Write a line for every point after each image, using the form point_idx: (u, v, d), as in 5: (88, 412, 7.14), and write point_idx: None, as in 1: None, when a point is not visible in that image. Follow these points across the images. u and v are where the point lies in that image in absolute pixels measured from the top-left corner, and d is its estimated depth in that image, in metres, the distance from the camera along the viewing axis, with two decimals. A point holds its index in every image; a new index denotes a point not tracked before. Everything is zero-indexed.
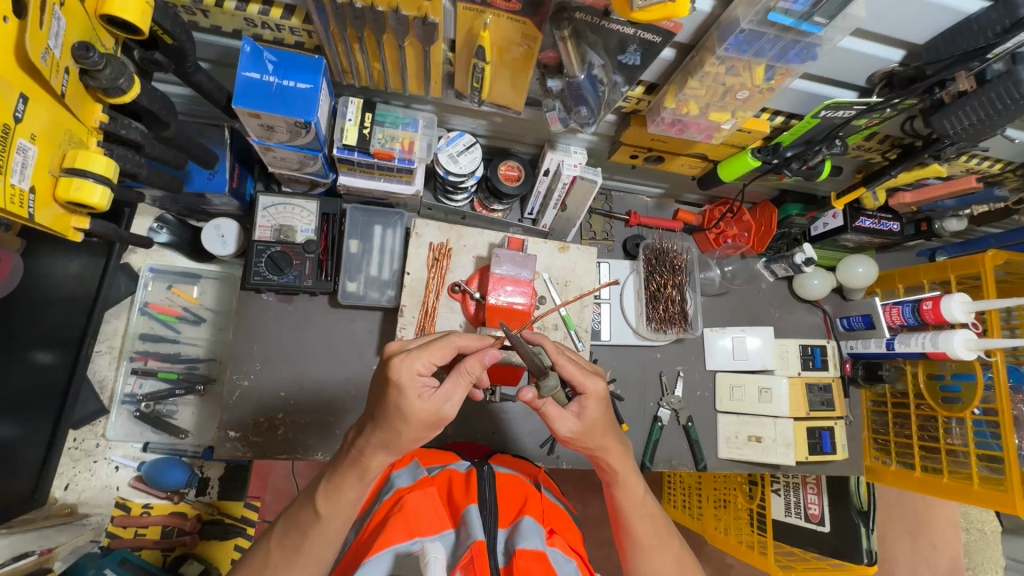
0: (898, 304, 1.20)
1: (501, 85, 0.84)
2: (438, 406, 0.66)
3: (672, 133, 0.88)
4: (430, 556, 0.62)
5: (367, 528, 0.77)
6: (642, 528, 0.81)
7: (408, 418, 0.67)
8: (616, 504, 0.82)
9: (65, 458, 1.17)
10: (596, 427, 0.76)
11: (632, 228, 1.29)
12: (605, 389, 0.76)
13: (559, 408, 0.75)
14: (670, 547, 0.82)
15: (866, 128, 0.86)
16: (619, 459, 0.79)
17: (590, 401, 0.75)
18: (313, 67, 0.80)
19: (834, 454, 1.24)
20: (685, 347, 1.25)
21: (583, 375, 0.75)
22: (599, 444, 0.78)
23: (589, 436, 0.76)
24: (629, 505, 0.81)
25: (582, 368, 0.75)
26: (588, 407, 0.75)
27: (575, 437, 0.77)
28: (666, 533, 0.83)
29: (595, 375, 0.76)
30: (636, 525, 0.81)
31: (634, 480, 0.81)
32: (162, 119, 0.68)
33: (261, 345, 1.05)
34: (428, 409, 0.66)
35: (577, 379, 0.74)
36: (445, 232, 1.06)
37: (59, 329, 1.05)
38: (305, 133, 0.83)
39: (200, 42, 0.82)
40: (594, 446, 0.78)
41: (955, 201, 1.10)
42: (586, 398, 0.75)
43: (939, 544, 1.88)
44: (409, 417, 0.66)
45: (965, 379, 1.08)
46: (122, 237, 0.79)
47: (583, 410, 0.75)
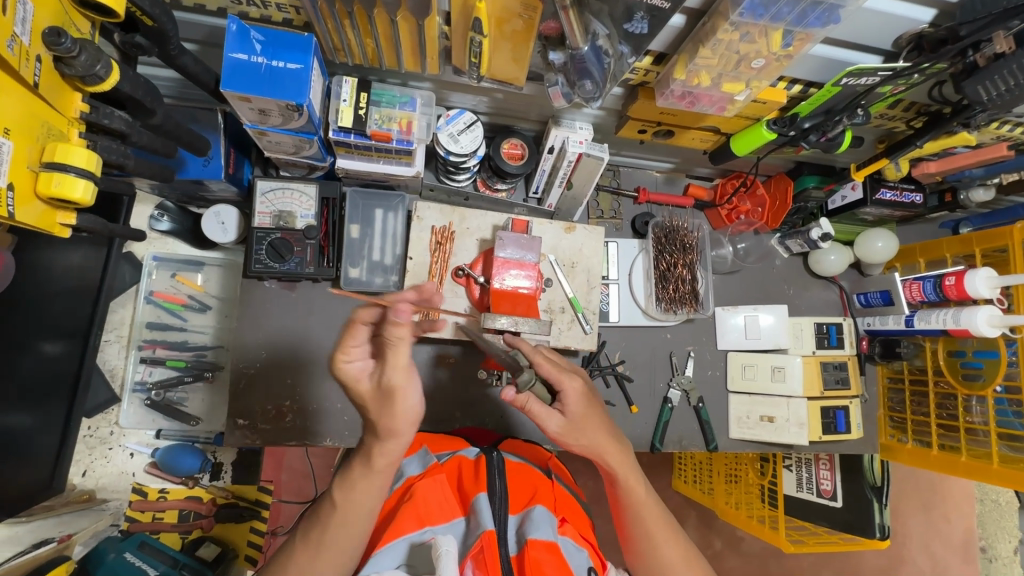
0: (919, 279, 1.16)
1: (501, 57, 0.80)
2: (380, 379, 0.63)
3: (682, 106, 0.83)
4: (441, 548, 0.62)
5: (382, 514, 0.78)
6: (647, 524, 0.80)
7: (374, 403, 0.65)
8: (621, 501, 0.81)
9: (81, 446, 1.19)
10: (585, 421, 0.77)
11: (641, 206, 1.25)
12: (583, 385, 0.77)
13: (544, 406, 0.75)
14: (676, 540, 0.81)
15: (892, 95, 0.81)
16: (618, 457, 0.79)
17: (570, 396, 0.75)
18: (304, 46, 0.76)
19: (848, 433, 1.22)
20: (696, 327, 1.23)
21: (559, 372, 0.75)
22: (593, 441, 0.78)
23: (578, 432, 0.77)
24: (633, 501, 0.80)
25: (554, 365, 0.76)
26: (570, 402, 0.75)
27: (566, 435, 0.77)
28: (671, 527, 0.82)
29: (570, 372, 0.76)
30: (643, 521, 0.80)
31: (636, 478, 0.81)
32: (148, 106, 0.66)
33: (265, 332, 1.04)
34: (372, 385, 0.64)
35: (554, 375, 0.75)
36: (447, 215, 1.03)
37: (64, 321, 1.05)
38: (298, 116, 0.80)
39: (184, 22, 0.78)
40: (591, 443, 0.78)
41: (983, 170, 1.03)
42: (565, 394, 0.75)
43: (953, 517, 1.86)
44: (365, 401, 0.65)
45: (988, 357, 1.06)
46: (116, 232, 0.76)
47: (570, 403, 0.75)
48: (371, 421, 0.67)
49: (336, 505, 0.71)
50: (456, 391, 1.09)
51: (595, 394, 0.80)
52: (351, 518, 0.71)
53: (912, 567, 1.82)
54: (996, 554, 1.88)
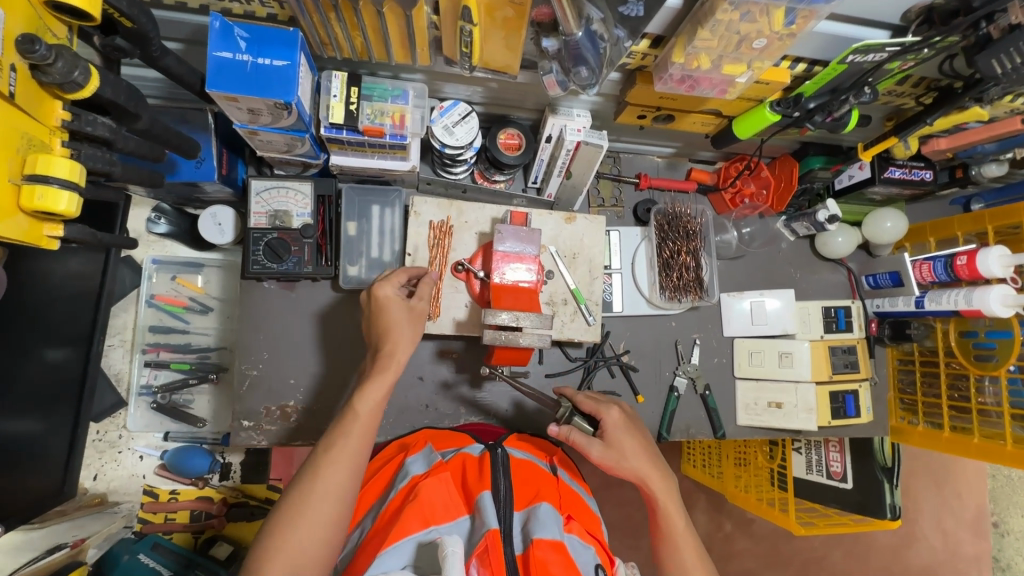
0: (929, 259, 1.14)
1: (493, 45, 0.77)
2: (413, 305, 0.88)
3: (681, 90, 0.81)
4: (447, 549, 0.62)
5: (384, 515, 0.76)
6: (681, 554, 0.80)
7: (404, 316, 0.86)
8: (659, 525, 0.83)
9: (92, 450, 1.20)
10: (625, 445, 0.84)
11: (642, 192, 1.22)
12: (621, 416, 0.88)
13: (586, 436, 0.86)
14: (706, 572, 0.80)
15: (901, 71, 0.78)
16: (660, 483, 0.83)
17: (610, 425, 0.86)
18: (289, 41, 0.74)
19: (858, 417, 1.21)
20: (701, 314, 1.21)
21: (597, 404, 0.89)
22: (637, 467, 0.84)
23: (620, 461, 0.83)
24: (671, 530, 0.82)
25: (597, 403, 0.90)
26: (611, 431, 0.86)
27: (609, 463, 0.84)
28: (701, 558, 0.81)
29: (611, 406, 0.89)
30: (677, 548, 0.81)
31: (674, 505, 0.83)
32: (132, 111, 0.64)
33: (267, 333, 1.04)
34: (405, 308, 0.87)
35: (593, 407, 0.89)
36: (444, 209, 1.02)
37: (66, 327, 1.04)
38: (288, 115, 0.79)
39: (165, 21, 0.76)
40: (636, 468, 0.84)
41: (996, 145, 0.99)
42: (605, 422, 0.87)
43: (965, 494, 1.85)
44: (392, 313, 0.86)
45: (1001, 337, 1.03)
46: (106, 241, 0.75)
47: (610, 430, 0.86)
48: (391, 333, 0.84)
49: (333, 437, 0.76)
50: (460, 386, 1.09)
51: (639, 429, 0.89)
52: (349, 443, 0.75)
53: (923, 544, 1.82)
54: (1009, 529, 1.88)
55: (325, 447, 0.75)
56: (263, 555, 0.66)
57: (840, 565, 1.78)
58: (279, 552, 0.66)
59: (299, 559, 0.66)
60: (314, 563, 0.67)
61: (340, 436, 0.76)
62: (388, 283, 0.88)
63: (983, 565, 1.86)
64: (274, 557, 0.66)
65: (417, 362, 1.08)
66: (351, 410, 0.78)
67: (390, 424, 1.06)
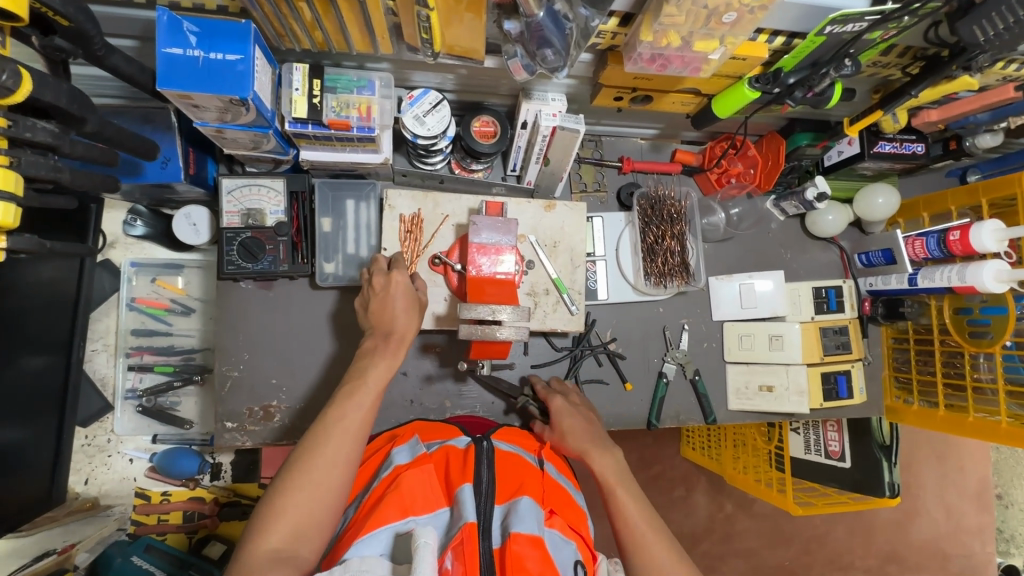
0: (922, 235, 1.10)
1: (455, 30, 0.74)
2: (418, 294, 0.90)
3: (653, 70, 0.77)
4: (420, 540, 0.57)
5: (364, 506, 0.72)
6: (630, 522, 0.78)
7: (411, 304, 0.87)
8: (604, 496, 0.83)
9: (81, 455, 1.21)
10: (565, 425, 0.93)
11: (626, 176, 1.19)
12: (562, 403, 0.96)
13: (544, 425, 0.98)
14: (663, 537, 0.77)
15: (882, 42, 0.75)
16: (596, 454, 0.87)
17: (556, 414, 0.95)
18: (242, 34, 0.71)
19: (850, 398, 1.19)
20: (688, 299, 1.19)
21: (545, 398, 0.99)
22: (578, 446, 0.90)
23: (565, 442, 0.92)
24: (617, 500, 0.81)
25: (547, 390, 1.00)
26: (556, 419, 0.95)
27: (559, 445, 0.93)
28: (654, 521, 0.79)
29: (556, 394, 0.99)
30: (625, 514, 0.79)
31: (613, 472, 0.85)
32: (77, 115, 0.63)
33: (246, 334, 1.03)
34: (412, 296, 0.88)
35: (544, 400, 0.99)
36: (419, 201, 0.99)
37: (45, 334, 1.04)
38: (246, 111, 0.76)
39: (111, 18, 0.73)
40: (573, 448, 0.91)
41: (989, 115, 0.95)
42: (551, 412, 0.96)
43: (968, 467, 1.84)
44: (399, 300, 0.87)
45: (996, 313, 1.01)
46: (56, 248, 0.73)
47: (555, 414, 0.95)
48: (399, 322, 0.85)
49: (342, 407, 0.77)
50: (445, 380, 1.08)
51: (590, 417, 0.95)
52: (358, 414, 0.77)
53: (925, 518, 1.81)
54: (1012, 500, 1.87)
55: (335, 416, 0.76)
56: (270, 512, 0.68)
57: (843, 542, 1.77)
58: (286, 511, 0.68)
59: (305, 516, 0.68)
60: (318, 523, 0.69)
61: (349, 408, 0.77)
62: (402, 268, 0.89)
63: (987, 537, 1.85)
64: (281, 514, 0.68)
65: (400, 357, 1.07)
66: (362, 375, 0.81)
67: (375, 420, 1.06)
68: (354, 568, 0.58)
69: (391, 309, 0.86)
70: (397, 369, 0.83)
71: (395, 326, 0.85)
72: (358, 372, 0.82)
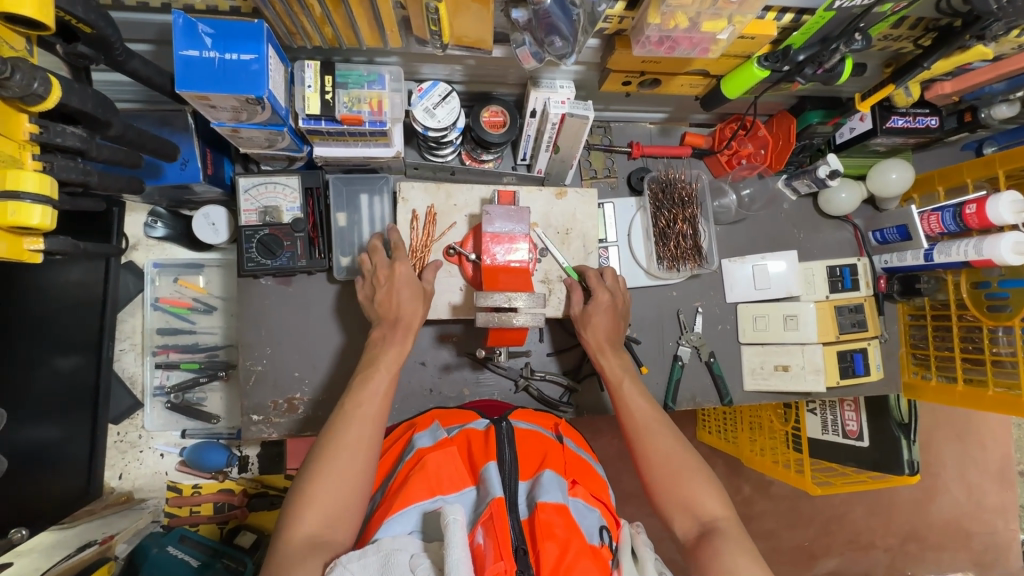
0: (937, 210, 1.09)
1: (462, 21, 0.75)
2: (421, 282, 0.92)
3: (661, 53, 0.78)
4: (449, 517, 0.59)
5: (392, 489, 0.74)
6: (636, 418, 0.87)
7: (412, 292, 0.90)
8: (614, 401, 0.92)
9: (114, 451, 1.26)
10: (595, 321, 0.98)
11: (636, 160, 1.19)
12: (610, 301, 0.98)
13: (579, 297, 1.00)
14: (670, 433, 0.85)
15: (894, 14, 0.74)
16: (607, 354, 0.97)
17: (597, 305, 0.98)
18: (255, 34, 0.73)
19: (867, 375, 1.19)
20: (702, 282, 1.19)
21: (596, 285, 0.99)
22: (597, 340, 0.98)
23: (588, 325, 0.98)
24: (625, 401, 0.90)
25: (603, 281, 1.00)
26: (593, 305, 0.98)
27: (580, 324, 0.99)
28: (662, 420, 0.87)
29: (607, 290, 0.99)
30: (633, 415, 0.88)
31: (621, 372, 0.94)
32: (103, 119, 0.65)
33: (268, 329, 1.05)
34: (414, 285, 0.90)
35: (593, 285, 0.99)
36: (431, 194, 1.01)
37: (74, 335, 1.08)
38: (262, 110, 0.78)
39: (127, 23, 0.75)
40: (590, 341, 0.98)
41: (1005, 84, 0.94)
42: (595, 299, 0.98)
43: (990, 444, 1.82)
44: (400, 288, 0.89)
45: (1015, 286, 1.01)
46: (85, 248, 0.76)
47: (593, 306, 0.98)
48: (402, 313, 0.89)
49: (359, 389, 0.82)
50: (462, 368, 1.10)
51: (619, 323, 0.99)
52: (374, 399, 0.81)
53: (947, 496, 1.81)
54: None
55: (353, 403, 0.80)
56: (302, 499, 0.70)
57: (864, 521, 1.78)
58: (316, 496, 0.70)
59: (333, 503, 0.70)
60: (350, 508, 0.71)
61: (365, 395, 0.81)
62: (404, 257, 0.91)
63: (1010, 515, 1.84)
64: (313, 501, 0.70)
65: (418, 347, 1.09)
66: (374, 362, 0.85)
67: (395, 409, 1.08)
68: (388, 546, 0.60)
69: (395, 299, 0.89)
70: (407, 354, 0.88)
71: (399, 317, 0.89)
72: (371, 360, 0.87)
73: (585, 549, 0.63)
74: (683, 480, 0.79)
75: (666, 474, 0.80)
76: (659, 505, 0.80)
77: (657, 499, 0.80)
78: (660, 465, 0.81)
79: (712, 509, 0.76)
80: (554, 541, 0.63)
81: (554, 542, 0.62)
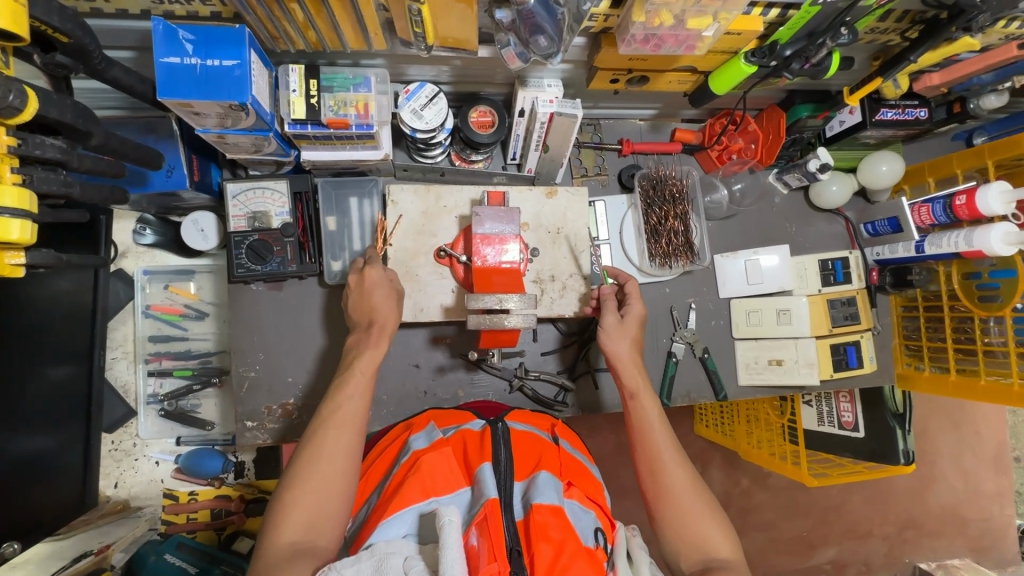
0: (927, 202, 1.09)
1: (444, 21, 0.74)
2: (389, 280, 0.91)
3: (647, 51, 0.77)
4: (444, 518, 0.59)
5: (387, 491, 0.74)
6: (654, 447, 0.84)
7: (381, 292, 0.89)
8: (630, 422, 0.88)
9: (109, 460, 1.26)
10: (630, 333, 0.93)
11: (626, 158, 1.19)
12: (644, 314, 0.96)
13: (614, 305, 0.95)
14: (685, 466, 0.82)
15: (879, 8, 0.74)
16: (632, 372, 0.90)
17: (634, 315, 0.95)
18: (237, 39, 0.72)
19: (860, 368, 1.19)
20: (694, 278, 1.19)
21: (636, 296, 0.97)
22: (625, 352, 0.92)
23: (623, 336, 0.92)
24: (644, 425, 0.86)
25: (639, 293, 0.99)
26: (631, 314, 0.95)
27: (611, 333, 0.92)
28: (679, 451, 0.84)
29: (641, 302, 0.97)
30: (651, 441, 0.84)
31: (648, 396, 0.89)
32: (82, 129, 0.65)
33: (260, 335, 1.05)
34: (383, 284, 0.90)
35: (633, 296, 0.97)
36: (421, 197, 1.00)
37: (67, 343, 1.08)
38: (246, 116, 0.78)
39: (107, 30, 0.74)
40: (618, 351, 0.91)
41: (993, 75, 0.94)
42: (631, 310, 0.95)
43: (986, 433, 1.83)
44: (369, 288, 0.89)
45: (1005, 276, 1.01)
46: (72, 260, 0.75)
47: (630, 316, 0.95)
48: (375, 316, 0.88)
49: (343, 390, 0.81)
50: (456, 370, 1.09)
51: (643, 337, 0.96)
52: (352, 402, 0.80)
53: (944, 484, 1.82)
54: None
55: (330, 408, 0.79)
56: (282, 507, 0.70)
57: (861, 511, 1.79)
58: (297, 502, 0.70)
59: (315, 507, 0.70)
60: (332, 513, 0.71)
61: (341, 398, 0.80)
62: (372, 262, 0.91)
63: (1006, 501, 1.86)
64: (293, 507, 0.70)
65: (411, 350, 1.09)
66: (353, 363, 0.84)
67: (390, 412, 1.08)
68: (381, 551, 0.60)
69: (367, 300, 0.89)
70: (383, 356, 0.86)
71: (373, 320, 0.87)
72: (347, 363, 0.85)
73: (579, 550, 0.63)
74: (695, 519, 0.77)
75: (679, 509, 0.78)
76: (664, 538, 0.78)
77: (661, 532, 0.79)
78: (673, 501, 0.79)
79: (723, 550, 0.75)
80: (549, 543, 0.62)
81: (548, 544, 0.62)
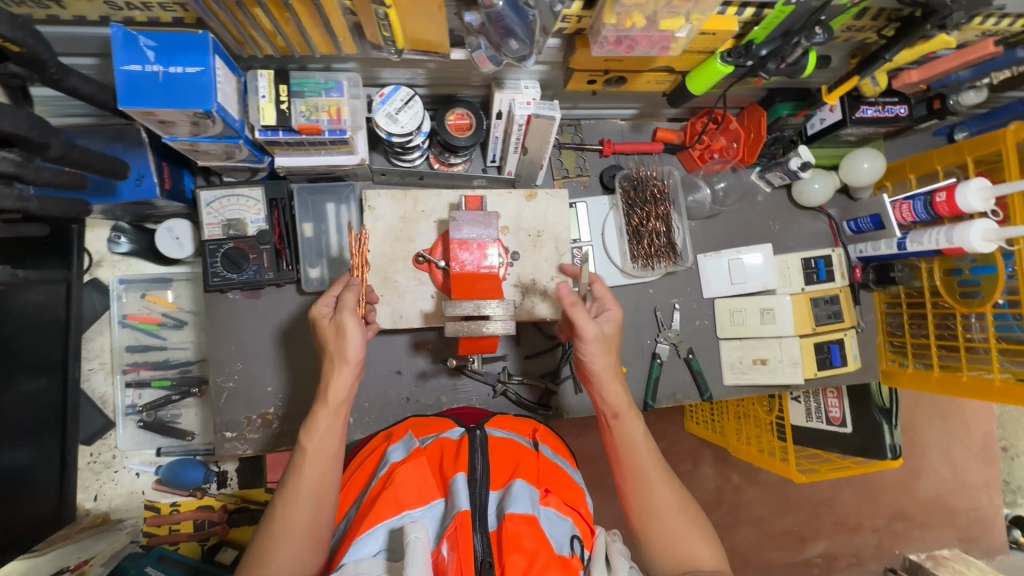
0: (909, 199, 1.09)
1: (413, 24, 0.72)
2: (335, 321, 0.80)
3: (620, 52, 0.76)
4: (411, 535, 0.58)
5: (363, 505, 0.73)
6: (639, 465, 0.81)
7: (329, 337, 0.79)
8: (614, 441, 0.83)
9: (88, 472, 1.24)
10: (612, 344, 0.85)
11: (608, 158, 1.18)
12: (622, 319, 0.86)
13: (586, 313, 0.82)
14: (669, 482, 0.81)
15: (854, 6, 0.73)
16: (615, 389, 0.83)
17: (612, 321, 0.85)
18: (200, 45, 0.70)
19: (844, 365, 1.19)
20: (678, 278, 1.18)
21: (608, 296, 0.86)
22: (603, 368, 0.84)
23: (604, 349, 0.84)
24: (630, 444, 0.82)
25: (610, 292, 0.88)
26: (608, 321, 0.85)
27: (591, 347, 0.82)
28: (664, 467, 0.82)
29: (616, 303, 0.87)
30: (636, 460, 0.81)
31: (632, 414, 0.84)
32: (39, 141, 0.63)
33: (237, 344, 1.03)
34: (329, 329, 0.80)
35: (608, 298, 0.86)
36: (399, 202, 0.99)
37: (40, 356, 1.06)
38: (213, 123, 0.76)
39: (67, 37, 0.72)
40: (596, 367, 0.84)
41: (971, 71, 0.93)
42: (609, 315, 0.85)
43: (973, 424, 1.85)
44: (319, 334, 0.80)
45: (986, 272, 1.01)
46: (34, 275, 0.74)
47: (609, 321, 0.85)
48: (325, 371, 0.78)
49: (302, 447, 0.74)
50: (439, 375, 1.08)
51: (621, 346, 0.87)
52: (306, 481, 0.72)
53: (932, 475, 1.83)
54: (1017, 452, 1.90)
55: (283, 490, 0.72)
56: None
57: (850, 505, 1.80)
58: None
59: None
60: None
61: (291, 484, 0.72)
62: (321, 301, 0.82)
63: (994, 491, 1.87)
64: None
65: (392, 356, 1.07)
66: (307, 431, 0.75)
67: (372, 420, 1.07)
68: (351, 571, 0.59)
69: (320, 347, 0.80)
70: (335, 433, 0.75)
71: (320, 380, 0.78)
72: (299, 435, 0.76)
73: (552, 559, 0.62)
74: (681, 534, 0.77)
75: (665, 527, 0.78)
76: (648, 553, 0.78)
77: (644, 547, 0.78)
78: (659, 518, 0.78)
79: (708, 563, 0.76)
80: (521, 553, 0.62)
81: (520, 555, 0.61)
